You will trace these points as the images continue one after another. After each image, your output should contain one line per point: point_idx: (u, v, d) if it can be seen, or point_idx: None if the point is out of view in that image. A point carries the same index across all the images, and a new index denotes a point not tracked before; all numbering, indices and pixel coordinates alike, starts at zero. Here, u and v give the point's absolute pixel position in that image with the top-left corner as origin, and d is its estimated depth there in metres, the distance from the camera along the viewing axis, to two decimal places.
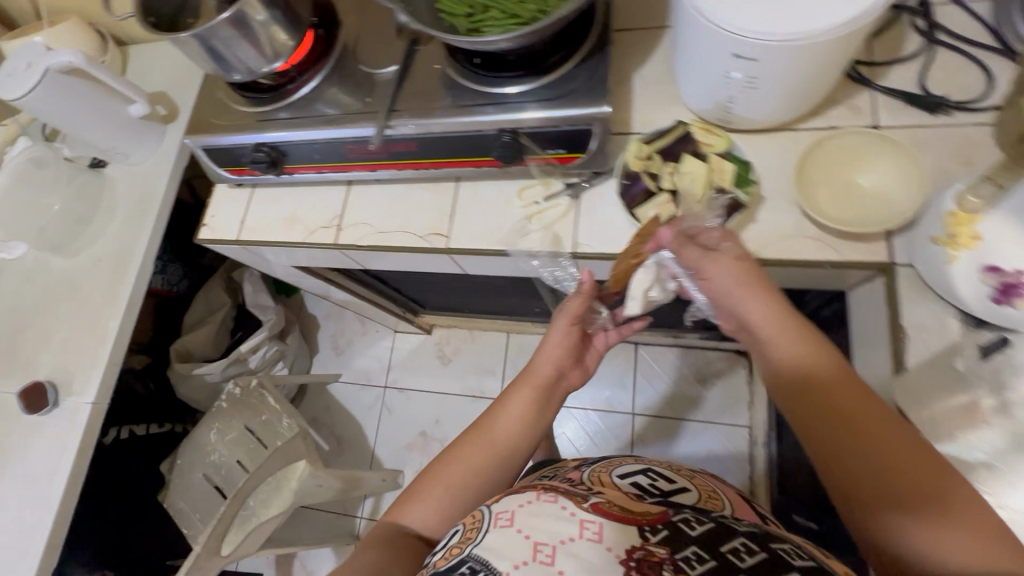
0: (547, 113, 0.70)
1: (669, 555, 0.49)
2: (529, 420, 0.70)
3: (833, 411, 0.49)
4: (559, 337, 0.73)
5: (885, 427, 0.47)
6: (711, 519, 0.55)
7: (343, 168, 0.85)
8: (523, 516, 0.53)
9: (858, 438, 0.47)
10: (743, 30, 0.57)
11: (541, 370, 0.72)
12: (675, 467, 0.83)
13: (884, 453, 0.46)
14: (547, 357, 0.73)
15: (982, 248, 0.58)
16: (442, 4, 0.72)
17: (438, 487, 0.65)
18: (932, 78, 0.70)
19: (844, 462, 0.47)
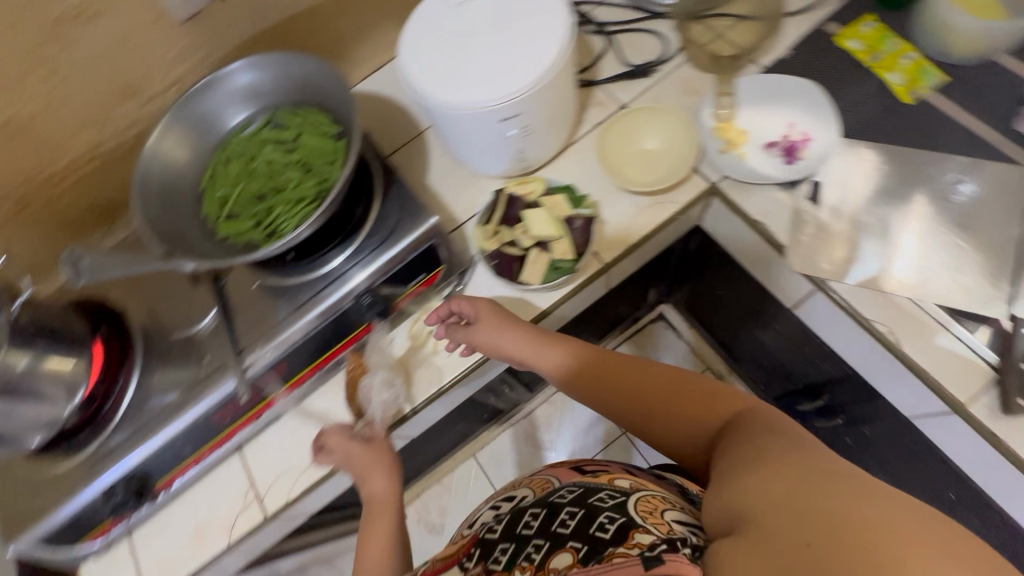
0: (388, 256, 0.70)
1: (483, 566, 0.52)
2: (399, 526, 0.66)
3: (611, 381, 0.62)
4: (377, 466, 0.68)
5: (684, 377, 0.58)
6: (546, 505, 0.55)
7: (224, 438, 0.73)
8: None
9: (636, 394, 0.59)
10: (495, 99, 0.64)
11: (389, 497, 0.67)
12: (518, 482, 0.71)
13: (679, 406, 0.56)
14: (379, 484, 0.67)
15: (752, 136, 0.76)
16: (225, 229, 0.68)
17: None
18: (629, 54, 0.87)
19: (671, 415, 0.56)
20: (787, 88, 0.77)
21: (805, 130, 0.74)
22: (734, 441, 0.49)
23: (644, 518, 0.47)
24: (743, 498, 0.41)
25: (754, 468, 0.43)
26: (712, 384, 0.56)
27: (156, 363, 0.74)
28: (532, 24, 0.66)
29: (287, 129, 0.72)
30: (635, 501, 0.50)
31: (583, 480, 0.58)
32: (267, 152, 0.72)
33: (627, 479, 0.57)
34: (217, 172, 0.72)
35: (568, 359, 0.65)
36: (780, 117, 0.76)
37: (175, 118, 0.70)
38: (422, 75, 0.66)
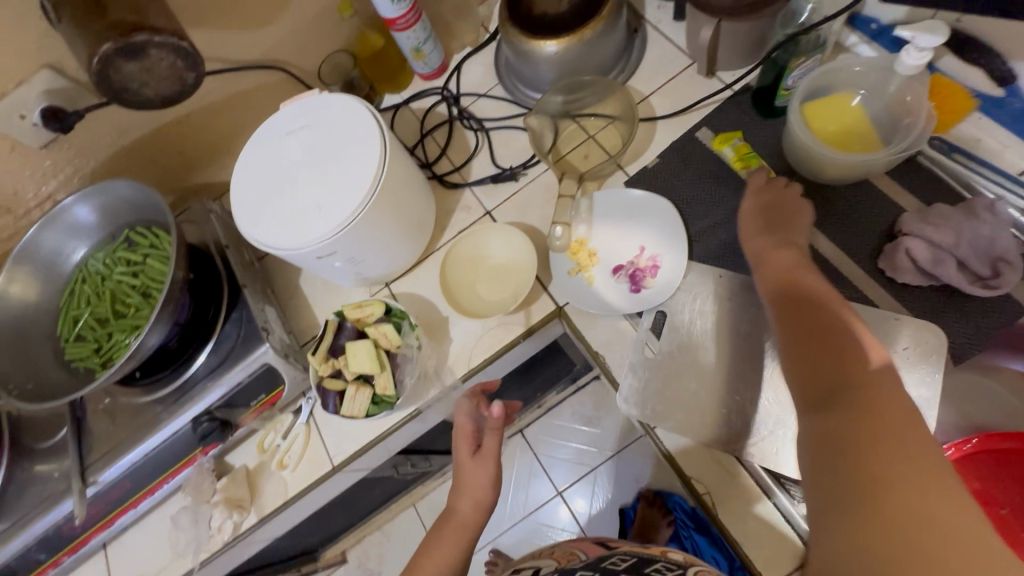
0: (222, 380, 0.71)
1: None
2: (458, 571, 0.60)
3: (804, 318, 0.51)
4: (478, 477, 0.63)
5: (869, 357, 0.45)
6: (599, 570, 0.64)
7: (80, 542, 0.77)
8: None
9: (811, 324, 0.50)
10: (307, 241, 0.63)
11: (464, 519, 0.62)
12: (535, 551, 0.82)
13: (839, 380, 0.45)
14: (467, 495, 0.63)
15: (602, 258, 0.73)
16: (71, 354, 0.72)
17: None
18: (501, 155, 0.84)
19: (818, 401, 0.44)
20: (641, 206, 0.73)
21: (654, 256, 0.70)
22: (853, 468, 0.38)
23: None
24: (839, 539, 0.37)
25: (842, 503, 0.38)
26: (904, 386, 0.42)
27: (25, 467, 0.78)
28: (350, 159, 0.65)
29: (136, 251, 0.74)
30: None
31: (633, 551, 0.70)
32: (116, 274, 0.74)
33: (680, 555, 0.69)
34: (73, 293, 0.75)
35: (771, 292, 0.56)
36: (631, 239, 0.72)
37: (21, 260, 0.72)
38: (242, 210, 0.66)
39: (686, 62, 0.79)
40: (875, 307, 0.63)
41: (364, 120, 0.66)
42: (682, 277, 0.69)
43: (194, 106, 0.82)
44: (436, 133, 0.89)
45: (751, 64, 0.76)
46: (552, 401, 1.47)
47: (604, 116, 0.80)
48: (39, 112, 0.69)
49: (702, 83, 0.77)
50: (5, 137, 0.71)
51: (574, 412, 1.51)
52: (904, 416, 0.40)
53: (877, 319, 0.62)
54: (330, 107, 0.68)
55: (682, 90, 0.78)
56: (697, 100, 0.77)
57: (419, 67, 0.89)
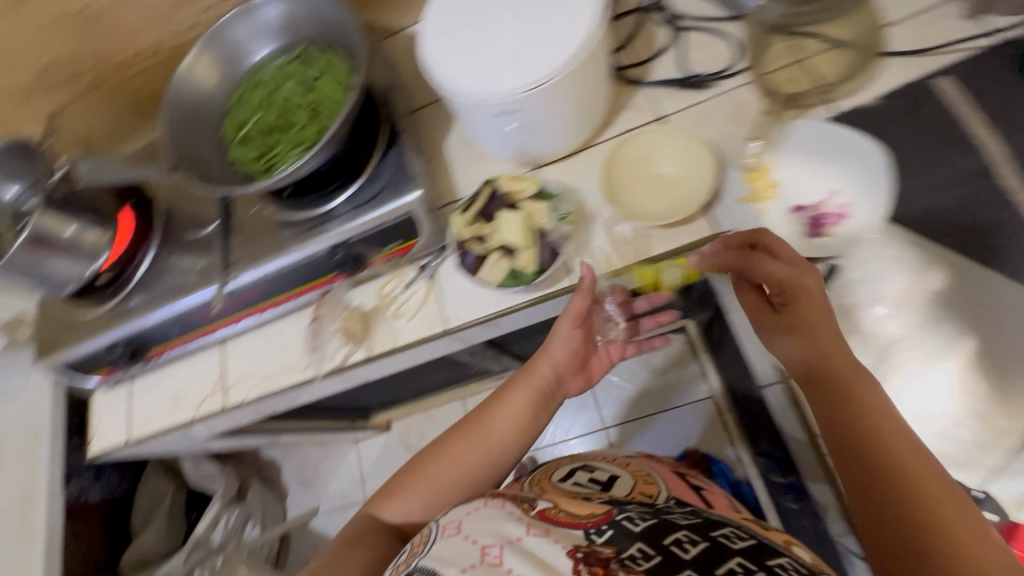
0: (367, 216, 0.72)
1: (615, 553, 0.49)
2: (522, 424, 0.68)
3: (855, 426, 0.52)
4: (563, 345, 0.70)
5: (918, 452, 0.49)
6: (707, 538, 0.54)
7: (209, 331, 0.84)
8: (470, 520, 0.54)
9: (862, 418, 0.52)
10: (495, 93, 0.61)
11: (541, 376, 0.70)
12: (611, 456, 0.83)
13: (895, 491, 0.48)
14: (552, 361, 0.70)
15: (783, 193, 0.66)
16: (233, 155, 0.73)
17: (421, 481, 0.65)
18: (690, 60, 0.76)
19: (885, 522, 0.47)
20: (846, 146, 0.65)
21: (845, 204, 0.64)
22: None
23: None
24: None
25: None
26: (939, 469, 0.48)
27: (170, 252, 0.84)
28: (558, 19, 0.61)
29: (310, 68, 0.73)
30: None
31: (752, 530, 0.59)
32: (288, 87, 0.74)
33: (806, 554, 0.58)
34: (242, 97, 0.75)
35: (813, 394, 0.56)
36: (823, 181, 0.65)
37: (209, 43, 0.73)
38: (434, 52, 0.65)
39: None
40: None
41: None
42: (869, 234, 0.63)
43: None
44: (623, 22, 0.81)
45: None
46: None
47: (827, 40, 0.70)
48: None
49: (962, 23, 0.66)
50: None
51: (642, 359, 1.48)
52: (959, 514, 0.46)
53: None
54: None
55: (934, 27, 0.67)
56: (951, 42, 0.65)
57: None
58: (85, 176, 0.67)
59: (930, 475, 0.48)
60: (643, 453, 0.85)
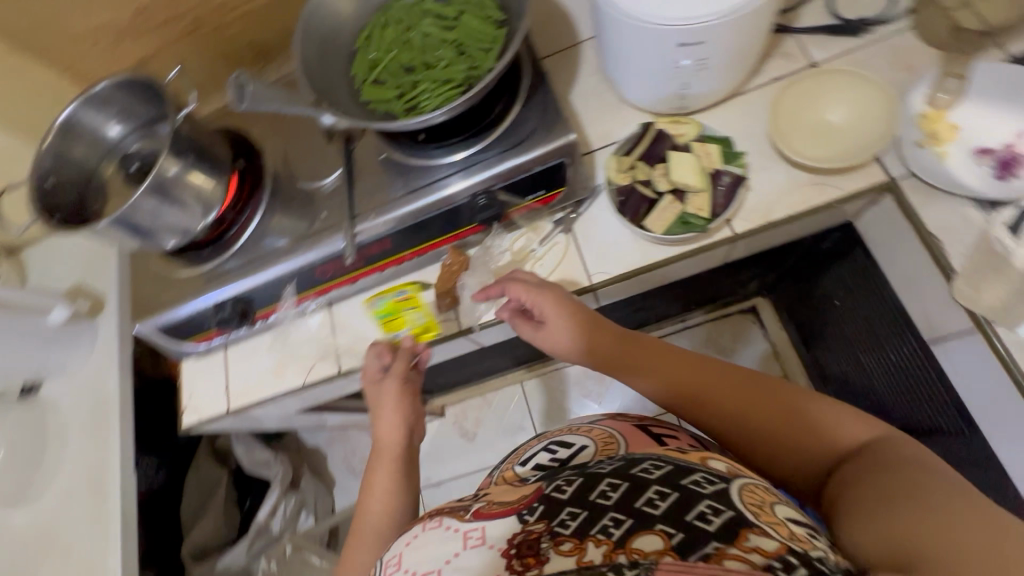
0: (516, 161, 0.68)
1: (546, 526, 0.47)
2: (410, 484, 0.66)
3: (686, 394, 0.60)
4: (388, 405, 0.68)
5: (746, 391, 0.58)
6: (625, 476, 0.51)
7: (321, 291, 0.78)
8: (411, 550, 0.51)
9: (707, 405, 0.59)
10: (682, 18, 0.57)
11: (390, 446, 0.67)
12: (576, 426, 0.76)
13: (776, 424, 0.55)
14: (388, 429, 0.67)
15: (963, 135, 0.64)
16: (368, 95, 0.69)
17: (366, 546, 0.61)
18: (841, 5, 0.73)
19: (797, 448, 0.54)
20: None
21: None
22: (869, 479, 0.46)
23: (757, 515, 0.44)
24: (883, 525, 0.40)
25: (879, 504, 0.42)
26: (790, 391, 0.57)
27: (279, 205, 0.78)
28: None
29: (451, 6, 0.69)
30: (739, 490, 0.48)
31: (665, 455, 0.55)
32: (425, 25, 0.69)
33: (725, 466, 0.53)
34: (374, 36, 0.71)
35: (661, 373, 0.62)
36: (1013, 121, 0.63)
37: None
38: None
39: None
40: None
41: None
42: None
43: None
44: None
45: None
46: None
47: None
48: None
49: None
50: None
51: None
52: (831, 415, 0.54)
53: None
54: None
55: None
56: None
57: None
58: (247, 101, 0.57)
59: (799, 403, 0.56)
60: (606, 414, 0.76)
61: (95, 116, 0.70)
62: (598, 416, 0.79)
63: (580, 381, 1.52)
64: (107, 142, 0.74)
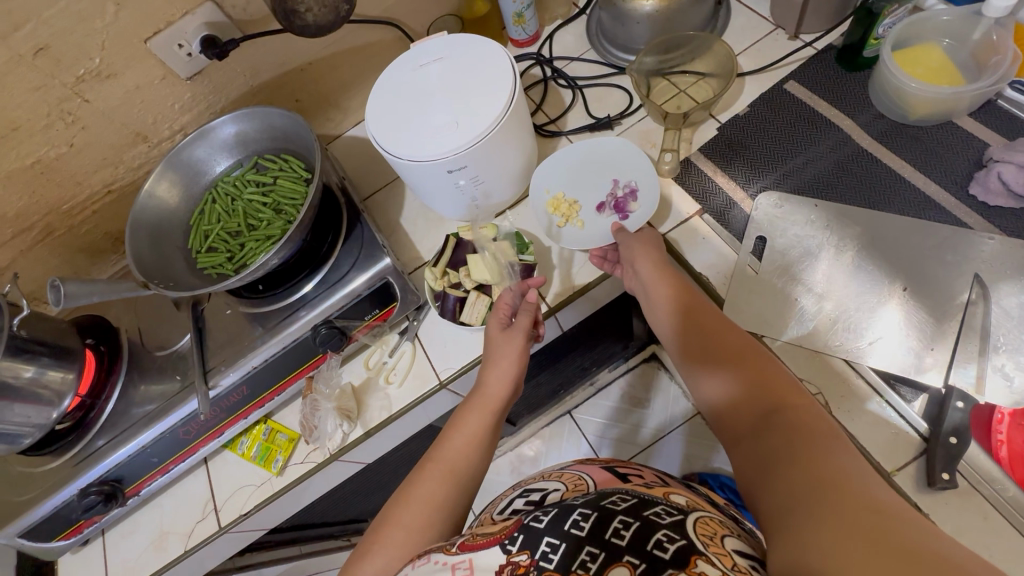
0: (344, 292, 0.76)
1: (531, 559, 0.45)
2: (485, 445, 0.62)
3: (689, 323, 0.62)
4: (509, 354, 0.66)
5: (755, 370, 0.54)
6: (597, 507, 0.49)
7: (191, 451, 0.80)
8: None
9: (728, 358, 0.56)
10: (441, 153, 0.69)
11: (497, 394, 0.64)
12: (546, 473, 0.71)
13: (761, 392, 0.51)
14: (499, 379, 0.65)
15: (583, 205, 0.80)
16: (202, 262, 0.76)
17: (395, 533, 0.54)
18: (594, 108, 0.90)
19: (777, 485, 0.43)
20: (603, 149, 0.82)
21: (630, 181, 0.79)
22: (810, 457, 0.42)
23: (706, 546, 0.43)
24: (800, 544, 0.37)
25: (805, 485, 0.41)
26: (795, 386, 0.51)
27: (139, 378, 0.82)
28: (483, 88, 0.71)
29: (266, 173, 0.79)
30: (693, 522, 0.47)
31: (633, 489, 0.54)
32: (246, 193, 0.79)
33: (683, 497, 0.53)
34: (203, 210, 0.79)
35: (718, 367, 0.56)
36: (603, 180, 0.80)
37: (170, 164, 0.78)
38: (379, 127, 0.72)
39: (771, 27, 0.86)
40: (972, 231, 0.68)
41: (500, 53, 0.73)
42: (771, 198, 0.75)
43: (317, 55, 0.90)
44: (531, 91, 0.95)
45: (830, 27, 0.83)
46: (602, 379, 1.49)
47: (695, 73, 0.87)
48: (200, 40, 0.78)
49: (788, 43, 0.84)
50: (160, 65, 0.79)
51: (623, 393, 1.53)
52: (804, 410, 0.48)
53: (970, 238, 0.67)
54: (468, 44, 0.75)
55: (770, 49, 0.84)
56: (784, 58, 0.83)
57: (516, 33, 0.96)
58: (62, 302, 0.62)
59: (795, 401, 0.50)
60: (575, 459, 0.72)
61: None
62: (569, 462, 0.74)
63: (516, 468, 1.53)
64: None
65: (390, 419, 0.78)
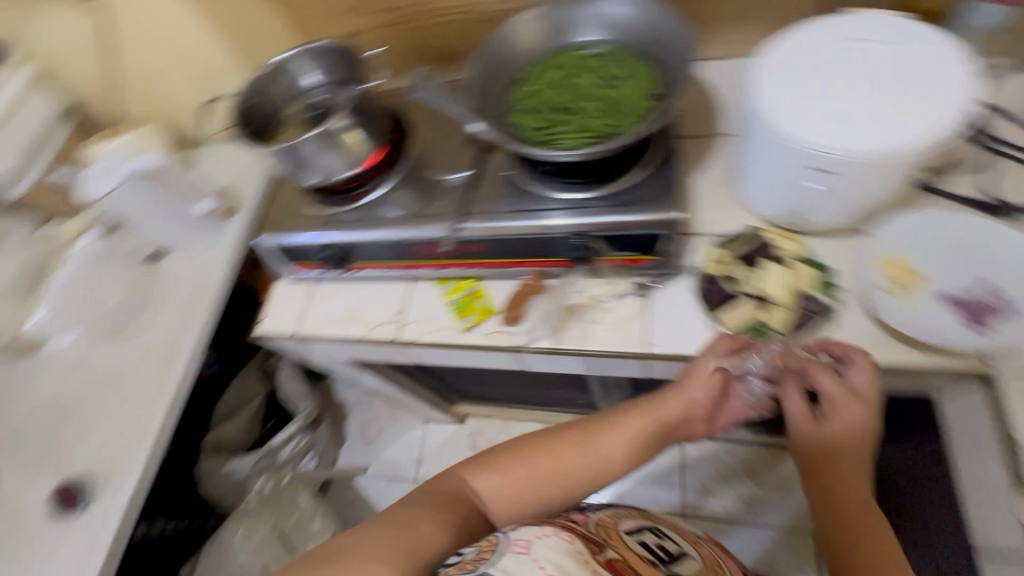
0: (618, 219, 0.73)
1: None
2: (631, 449, 0.71)
3: (844, 478, 0.64)
4: (697, 382, 0.69)
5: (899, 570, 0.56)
6: None
7: (412, 265, 0.87)
8: (541, 545, 0.56)
9: (877, 546, 0.59)
10: (822, 146, 0.59)
11: (666, 413, 0.71)
12: (678, 530, 0.82)
13: None
14: (677, 402, 0.71)
15: (927, 283, 0.67)
16: (514, 118, 0.76)
17: (520, 469, 0.69)
18: (992, 186, 0.72)
19: None
20: (998, 235, 0.65)
21: (1010, 292, 0.63)
22: None
23: None
24: None
25: None
26: None
27: (403, 182, 0.89)
28: (911, 101, 0.59)
29: (616, 68, 0.77)
30: None
31: None
32: (586, 77, 0.78)
33: None
34: (539, 72, 0.79)
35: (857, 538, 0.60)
36: (971, 270, 0.66)
37: (547, 12, 0.79)
38: (765, 84, 0.64)
39: None
40: None
41: (959, 74, 0.59)
42: None
43: None
44: None
45: None
46: (735, 434, 1.38)
47: None
48: None
49: None
50: None
51: (744, 459, 1.41)
52: None
53: None
54: (918, 44, 0.62)
55: None
56: None
57: None
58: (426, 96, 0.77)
59: None
60: (710, 537, 0.82)
61: (299, 63, 0.85)
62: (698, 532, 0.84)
63: None
64: (303, 87, 0.88)
65: (580, 352, 0.77)
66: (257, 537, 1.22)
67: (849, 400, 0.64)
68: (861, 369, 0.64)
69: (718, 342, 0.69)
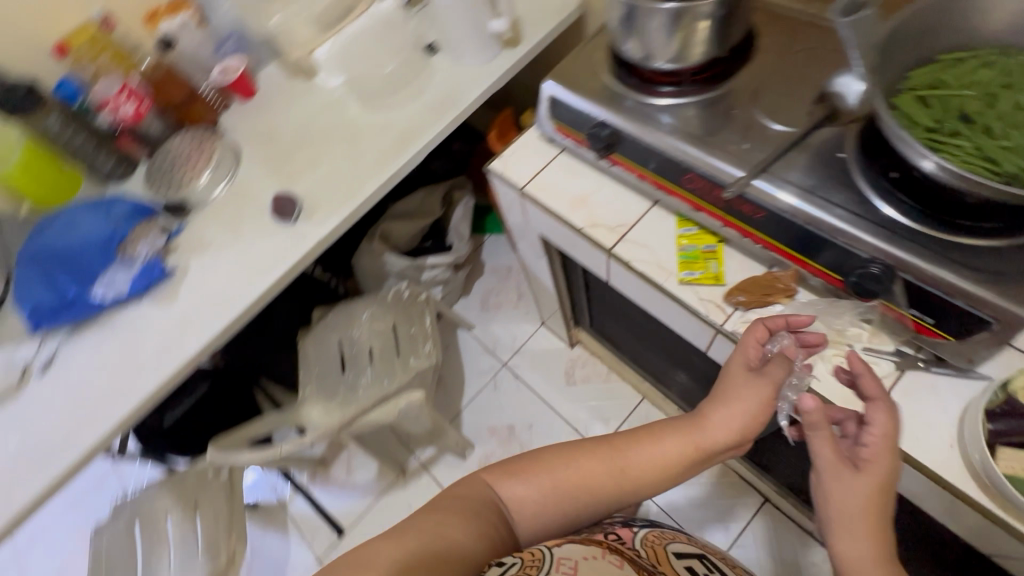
0: (946, 275, 0.59)
1: None
2: (669, 460, 0.70)
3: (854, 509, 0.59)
4: (742, 404, 0.68)
5: None
6: None
7: (669, 191, 0.80)
8: (586, 566, 0.60)
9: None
10: None
11: (711, 435, 0.69)
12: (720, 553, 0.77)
13: None
14: (722, 425, 0.69)
15: None
16: (905, 99, 0.62)
17: (546, 476, 0.71)
18: None
19: None
20: None
21: None
22: None
23: None
24: None
25: None
26: None
27: (713, 103, 0.79)
28: None
29: None
30: None
31: None
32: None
33: None
34: (965, 64, 0.63)
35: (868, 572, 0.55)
36: None
37: None
38: None
39: None
40: None
41: None
42: None
43: None
44: None
45: None
46: None
47: None
48: None
49: None
50: None
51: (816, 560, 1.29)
52: None
53: None
54: None
55: None
56: None
57: None
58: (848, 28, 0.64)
59: None
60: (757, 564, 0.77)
61: None
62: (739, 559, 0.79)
63: None
64: None
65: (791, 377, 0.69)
66: (378, 324, 1.36)
67: (850, 471, 0.59)
68: (876, 415, 0.61)
69: (755, 388, 0.68)
